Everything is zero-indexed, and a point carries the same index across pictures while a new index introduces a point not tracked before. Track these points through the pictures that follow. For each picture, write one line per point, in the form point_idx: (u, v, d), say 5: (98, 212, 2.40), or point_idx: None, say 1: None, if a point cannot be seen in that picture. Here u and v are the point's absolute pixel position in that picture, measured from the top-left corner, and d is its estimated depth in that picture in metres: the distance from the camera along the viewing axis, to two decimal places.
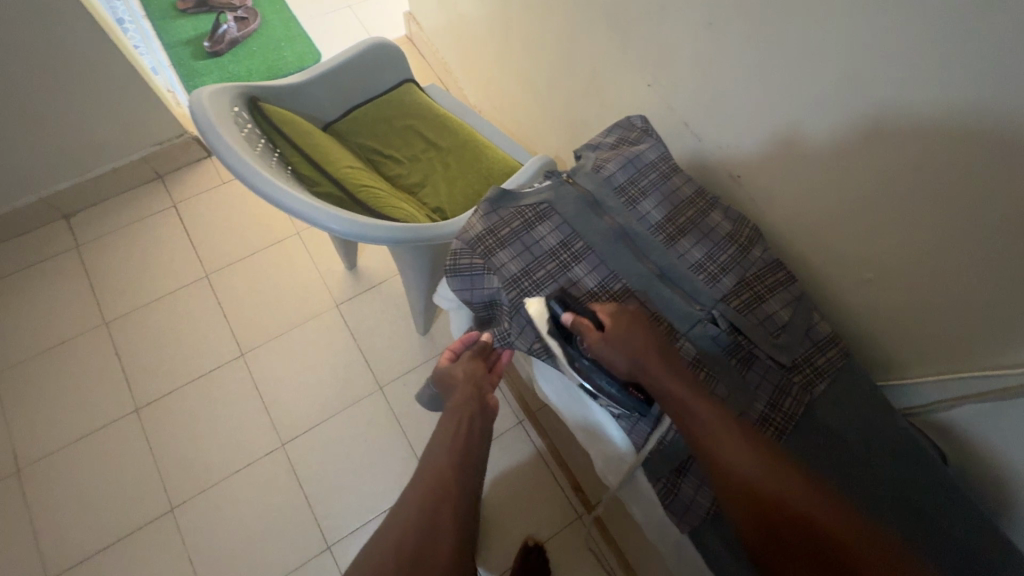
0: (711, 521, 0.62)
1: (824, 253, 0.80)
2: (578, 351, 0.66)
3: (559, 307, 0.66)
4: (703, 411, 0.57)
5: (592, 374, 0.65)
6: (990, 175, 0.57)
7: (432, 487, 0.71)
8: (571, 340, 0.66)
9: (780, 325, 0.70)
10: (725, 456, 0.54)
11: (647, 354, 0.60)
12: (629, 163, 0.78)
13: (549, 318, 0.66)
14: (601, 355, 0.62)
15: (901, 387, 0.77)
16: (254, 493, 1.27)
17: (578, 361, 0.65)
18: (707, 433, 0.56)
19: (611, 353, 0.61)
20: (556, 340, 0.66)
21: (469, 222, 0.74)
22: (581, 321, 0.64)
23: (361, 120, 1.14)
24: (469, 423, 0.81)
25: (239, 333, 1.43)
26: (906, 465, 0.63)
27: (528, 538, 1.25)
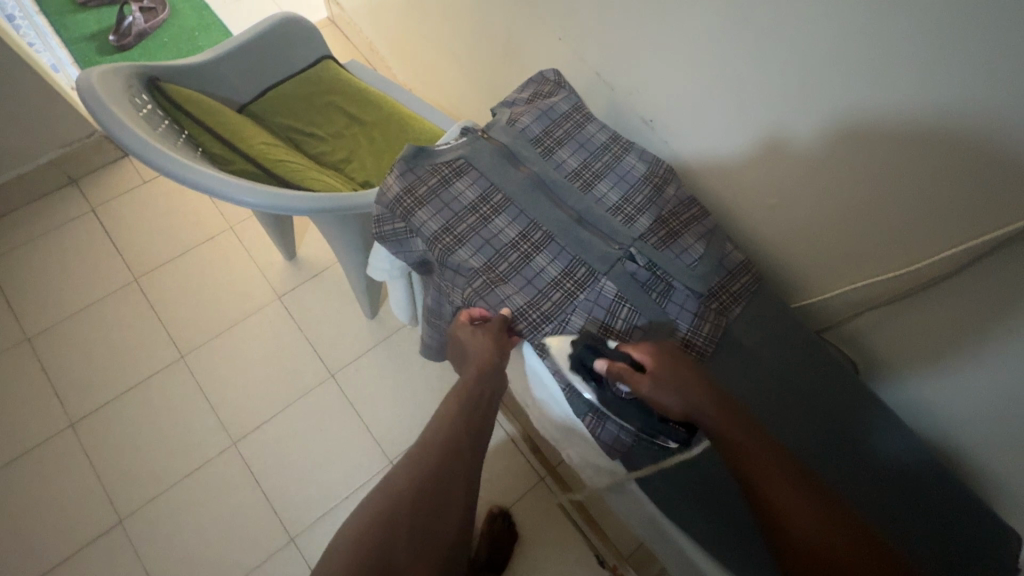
0: (639, 444, 0.64)
1: (733, 186, 0.84)
2: (612, 394, 0.62)
3: (589, 352, 0.62)
4: (765, 465, 0.52)
5: (625, 413, 0.62)
6: (870, 91, 0.61)
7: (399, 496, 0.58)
8: (603, 383, 0.62)
9: (696, 257, 0.72)
10: (788, 522, 0.50)
11: (697, 395, 0.57)
12: (543, 115, 0.79)
13: (573, 357, 0.63)
14: (647, 397, 0.59)
15: (813, 306, 0.81)
16: (210, 496, 1.23)
17: (613, 403, 0.62)
18: (768, 494, 0.51)
19: (659, 395, 0.58)
20: (584, 379, 0.62)
21: (387, 184, 0.73)
22: (618, 365, 0.60)
23: (278, 100, 1.11)
24: (477, 405, 0.67)
25: (177, 335, 1.37)
26: (819, 374, 0.69)
27: (494, 506, 1.27)
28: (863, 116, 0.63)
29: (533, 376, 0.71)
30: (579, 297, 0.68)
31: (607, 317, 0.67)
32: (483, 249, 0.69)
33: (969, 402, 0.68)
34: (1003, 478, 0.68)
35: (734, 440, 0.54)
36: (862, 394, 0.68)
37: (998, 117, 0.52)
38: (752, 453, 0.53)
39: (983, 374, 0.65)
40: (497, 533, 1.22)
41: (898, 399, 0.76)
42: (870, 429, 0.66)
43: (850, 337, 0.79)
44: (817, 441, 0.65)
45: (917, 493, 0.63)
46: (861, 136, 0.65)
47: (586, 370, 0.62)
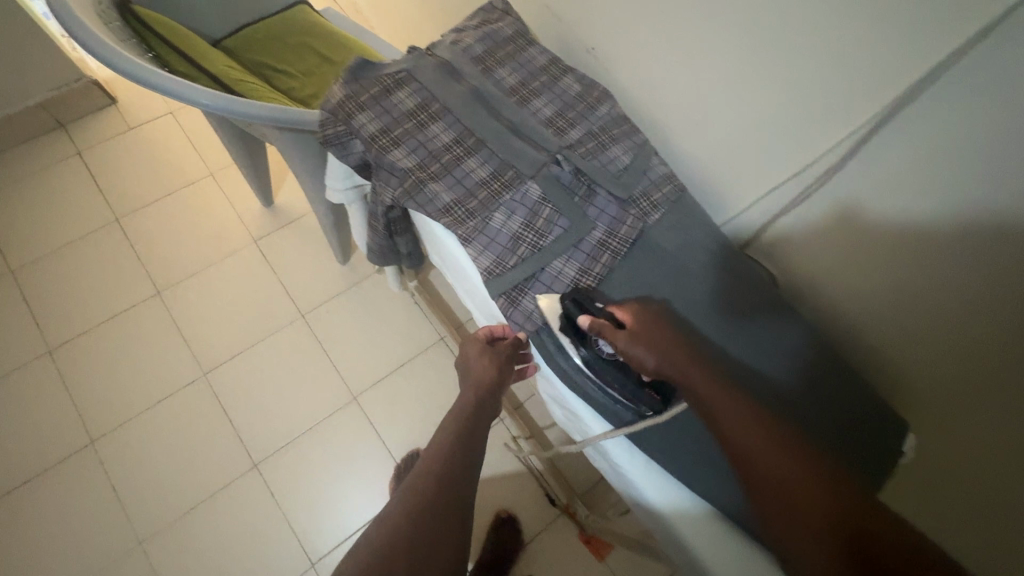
0: (600, 388, 0.67)
1: (664, 105, 0.85)
2: (594, 352, 0.66)
3: (576, 306, 0.65)
4: (732, 415, 0.55)
5: (607, 373, 0.66)
6: None
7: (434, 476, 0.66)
8: (587, 340, 0.66)
9: (622, 167, 0.76)
10: (759, 465, 0.52)
11: (671, 354, 0.61)
12: (487, 37, 0.83)
13: (562, 313, 0.67)
14: (622, 352, 0.62)
15: (734, 222, 0.85)
16: (179, 422, 1.28)
17: (594, 359, 0.66)
18: (741, 442, 0.54)
19: (635, 350, 0.62)
20: (569, 334, 0.66)
21: (332, 91, 0.77)
22: (601, 321, 0.63)
23: (251, 38, 1.15)
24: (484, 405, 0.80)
25: (154, 273, 1.42)
26: (736, 281, 0.72)
27: (502, 511, 1.28)
28: (775, 15, 0.65)
29: (463, 273, 0.76)
30: (504, 196, 0.72)
31: (531, 214, 0.71)
32: (417, 151, 0.73)
33: (862, 305, 0.74)
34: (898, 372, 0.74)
35: (702, 391, 0.58)
36: (773, 299, 0.72)
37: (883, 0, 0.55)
38: (723, 404, 0.56)
39: (867, 279, 0.71)
40: (506, 538, 1.24)
41: (810, 309, 0.81)
42: (779, 333, 0.70)
43: (765, 250, 0.83)
44: (718, 335, 0.69)
45: (818, 400, 0.68)
46: (775, 39, 0.67)
47: (570, 324, 0.66)
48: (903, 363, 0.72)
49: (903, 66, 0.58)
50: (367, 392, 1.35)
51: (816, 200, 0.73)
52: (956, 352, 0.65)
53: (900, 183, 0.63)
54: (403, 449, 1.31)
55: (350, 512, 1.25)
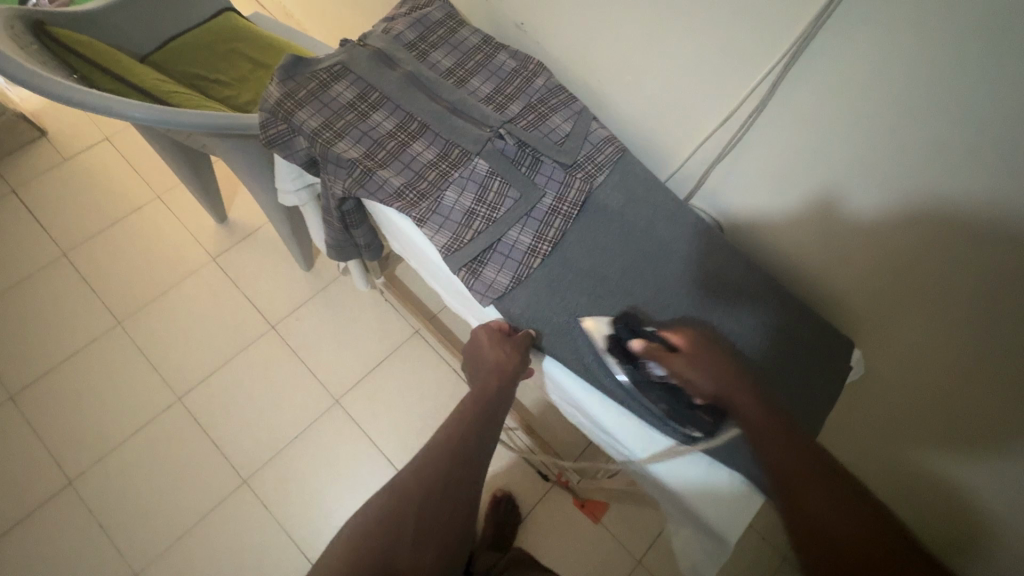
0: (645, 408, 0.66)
1: (597, 71, 0.88)
2: (645, 374, 0.64)
3: (627, 329, 0.65)
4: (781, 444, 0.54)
5: (656, 395, 0.64)
6: None
7: (430, 480, 0.67)
8: (637, 364, 0.65)
9: (563, 135, 0.78)
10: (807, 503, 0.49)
11: (728, 379, 0.59)
12: (417, 23, 0.84)
13: (609, 336, 0.66)
14: (677, 376, 0.62)
15: (677, 176, 0.88)
16: (158, 449, 1.26)
17: (643, 382, 0.64)
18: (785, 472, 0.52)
19: (690, 374, 0.61)
20: (617, 357, 0.65)
21: (268, 92, 0.77)
22: (655, 346, 0.63)
23: (180, 51, 1.13)
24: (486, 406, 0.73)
25: (112, 303, 1.39)
26: (682, 227, 0.75)
27: (497, 490, 1.30)
28: None
29: (420, 253, 0.76)
30: (453, 175, 0.73)
31: (481, 189, 0.73)
32: (362, 141, 0.74)
33: (799, 240, 0.78)
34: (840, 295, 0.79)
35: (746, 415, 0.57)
36: (716, 237, 0.75)
37: None
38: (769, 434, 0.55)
39: (802, 215, 0.76)
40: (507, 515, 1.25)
41: (756, 250, 0.86)
42: (728, 271, 0.73)
43: (707, 199, 0.87)
44: (674, 284, 0.72)
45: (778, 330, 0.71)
46: None
47: (619, 345, 0.65)
48: (841, 288, 0.77)
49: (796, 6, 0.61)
50: (348, 394, 1.36)
51: (743, 146, 0.77)
52: (877, 274, 0.71)
53: (817, 116, 0.67)
54: (391, 444, 1.32)
55: (347, 512, 1.26)
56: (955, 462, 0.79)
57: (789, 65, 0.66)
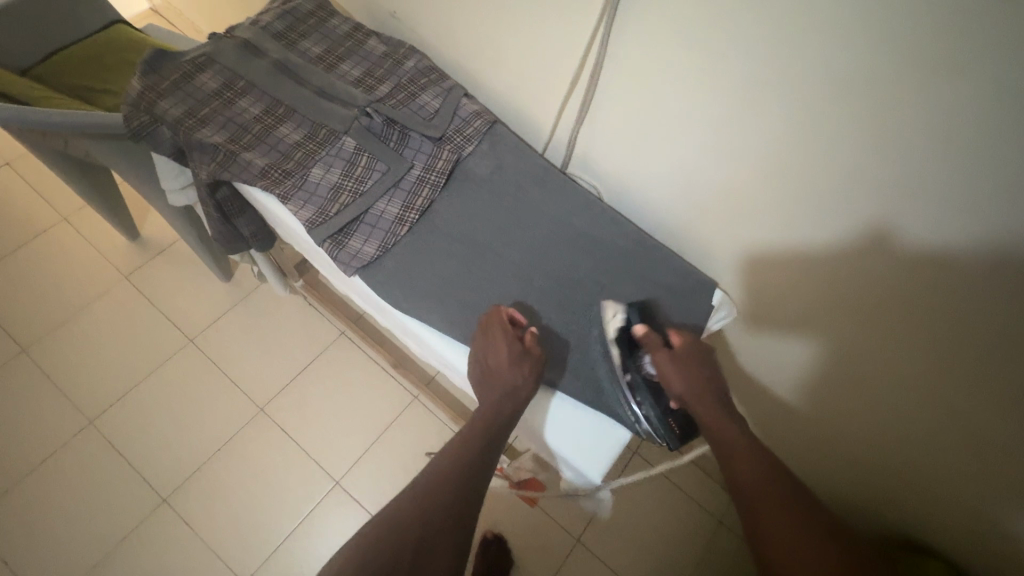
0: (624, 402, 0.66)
1: (467, 52, 0.92)
2: (636, 365, 0.65)
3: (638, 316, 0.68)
4: (754, 467, 0.54)
5: (640, 389, 0.64)
6: None
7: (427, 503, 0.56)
8: (633, 354, 0.66)
9: (433, 111, 0.81)
10: (766, 514, 0.50)
11: (704, 392, 0.60)
12: (287, 14, 0.86)
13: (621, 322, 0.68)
14: (659, 370, 0.63)
15: (553, 146, 0.92)
16: (69, 477, 1.21)
17: (630, 374, 0.65)
18: (748, 483, 0.53)
19: (671, 373, 0.62)
20: (620, 345, 0.66)
21: (131, 86, 0.77)
22: (653, 336, 0.65)
23: (65, 63, 1.12)
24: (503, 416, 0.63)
25: (15, 330, 1.33)
26: (548, 188, 0.78)
27: (489, 531, 1.25)
28: None
29: (291, 235, 0.77)
30: (319, 153, 0.75)
31: (348, 165, 0.74)
32: (226, 127, 0.75)
33: (666, 196, 0.82)
34: (704, 244, 0.83)
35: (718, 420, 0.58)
36: (581, 195, 0.79)
37: None
38: (741, 447, 0.56)
39: (659, 170, 0.80)
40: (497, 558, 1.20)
41: (632, 210, 0.89)
42: (591, 226, 0.77)
43: (580, 164, 0.90)
44: (543, 241, 0.75)
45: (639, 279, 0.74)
46: None
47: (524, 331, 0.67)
48: (705, 236, 0.82)
49: None
50: (274, 401, 1.33)
51: (594, 108, 0.80)
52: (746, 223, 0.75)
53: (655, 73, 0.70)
54: (319, 448, 1.29)
55: (274, 522, 1.22)
56: (990, 502, 0.76)
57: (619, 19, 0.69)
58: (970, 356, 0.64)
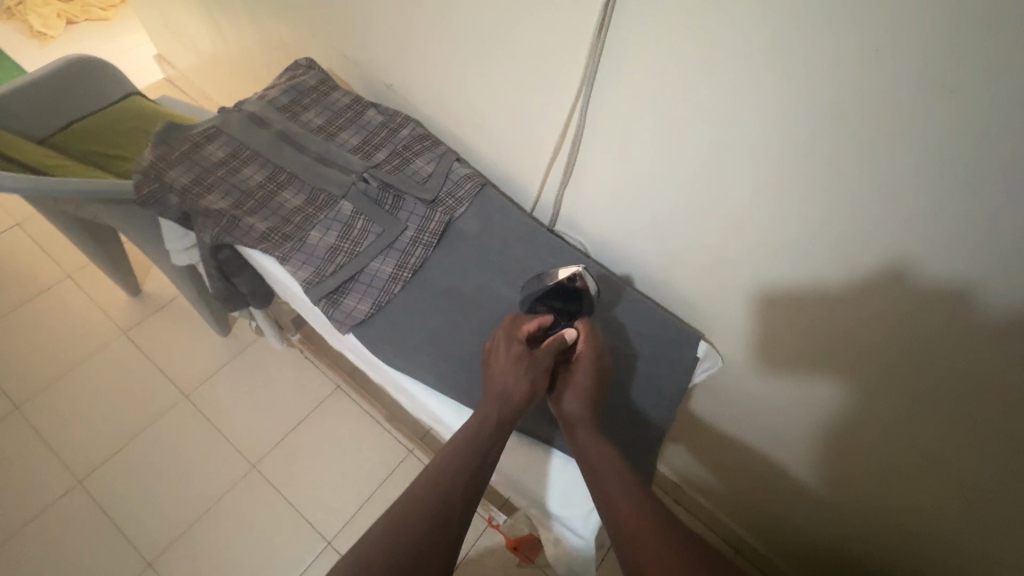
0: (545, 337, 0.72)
1: (460, 121, 0.98)
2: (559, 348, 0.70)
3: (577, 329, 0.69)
4: (604, 461, 0.58)
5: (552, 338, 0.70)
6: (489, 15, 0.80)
7: (425, 502, 0.53)
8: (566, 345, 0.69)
9: (426, 175, 0.86)
10: (610, 503, 0.54)
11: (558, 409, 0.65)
12: (292, 89, 0.93)
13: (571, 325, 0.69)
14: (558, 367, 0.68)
15: (542, 206, 0.97)
16: (53, 540, 1.18)
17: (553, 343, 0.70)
18: (594, 468, 0.58)
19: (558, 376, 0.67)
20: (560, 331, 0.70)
21: (142, 155, 0.82)
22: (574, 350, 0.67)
23: (82, 132, 1.19)
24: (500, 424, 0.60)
25: (11, 387, 1.34)
26: (536, 246, 0.82)
27: None
28: (494, 34, 0.81)
29: (290, 294, 0.79)
30: (317, 216, 0.79)
31: (344, 227, 0.78)
32: (230, 193, 0.79)
33: (650, 251, 0.86)
34: (689, 297, 0.86)
35: (592, 441, 0.60)
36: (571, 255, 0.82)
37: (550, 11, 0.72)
38: (619, 478, 0.56)
39: (640, 232, 0.84)
40: None
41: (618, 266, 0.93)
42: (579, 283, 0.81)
43: (567, 223, 0.95)
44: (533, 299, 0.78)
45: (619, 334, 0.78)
46: (501, 46, 0.82)
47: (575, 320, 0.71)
48: (690, 290, 0.85)
49: (578, 55, 0.73)
50: (266, 457, 1.31)
51: (581, 174, 0.86)
52: (727, 280, 0.78)
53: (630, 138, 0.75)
54: (310, 505, 1.27)
55: None
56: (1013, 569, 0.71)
57: (593, 88, 0.74)
58: (962, 428, 0.65)
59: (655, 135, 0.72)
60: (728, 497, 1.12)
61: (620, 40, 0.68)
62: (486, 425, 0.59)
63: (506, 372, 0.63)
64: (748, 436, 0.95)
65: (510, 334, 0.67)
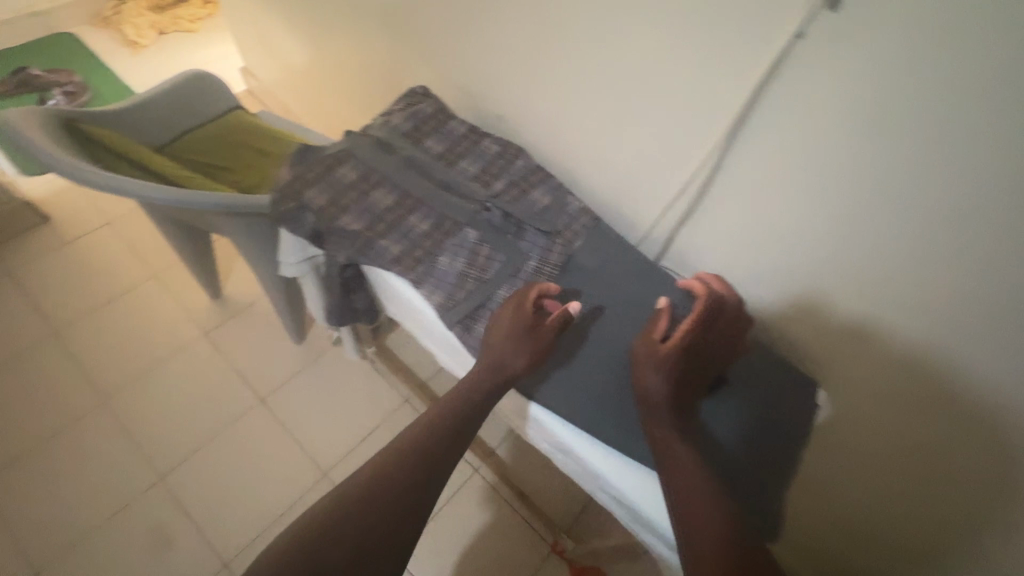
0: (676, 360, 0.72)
1: (569, 153, 1.01)
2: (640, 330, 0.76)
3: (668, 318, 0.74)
4: (685, 478, 0.65)
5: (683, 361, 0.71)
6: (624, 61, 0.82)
7: (405, 452, 0.68)
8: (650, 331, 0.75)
9: (544, 207, 0.89)
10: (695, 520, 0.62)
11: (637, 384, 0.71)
12: (412, 115, 0.97)
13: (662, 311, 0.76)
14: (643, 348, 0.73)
15: (646, 242, 0.98)
16: (134, 534, 1.22)
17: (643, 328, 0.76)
18: (682, 488, 0.64)
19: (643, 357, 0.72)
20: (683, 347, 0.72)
21: (280, 175, 0.87)
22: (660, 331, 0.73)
23: (193, 142, 1.25)
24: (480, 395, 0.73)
25: (99, 381, 1.39)
26: (653, 283, 0.84)
27: None
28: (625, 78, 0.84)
29: (418, 315, 0.83)
30: (446, 243, 0.82)
31: (471, 255, 0.81)
32: (363, 216, 0.83)
33: (764, 294, 0.86)
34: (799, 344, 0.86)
35: (668, 437, 0.68)
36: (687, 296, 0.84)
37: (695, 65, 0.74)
38: (691, 488, 0.64)
39: (752, 277, 0.86)
40: None
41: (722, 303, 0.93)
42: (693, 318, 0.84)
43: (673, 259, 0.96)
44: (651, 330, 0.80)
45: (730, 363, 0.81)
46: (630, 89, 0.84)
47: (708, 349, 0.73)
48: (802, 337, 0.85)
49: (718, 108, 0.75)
50: (337, 467, 1.34)
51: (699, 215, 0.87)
52: (831, 332, 0.81)
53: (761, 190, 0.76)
54: None
55: None
56: None
57: (731, 139, 0.76)
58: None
59: (788, 188, 0.74)
60: (797, 540, 1.09)
61: (768, 95, 0.70)
62: (475, 389, 0.72)
63: (499, 349, 0.72)
64: (827, 478, 0.94)
65: (512, 313, 0.74)
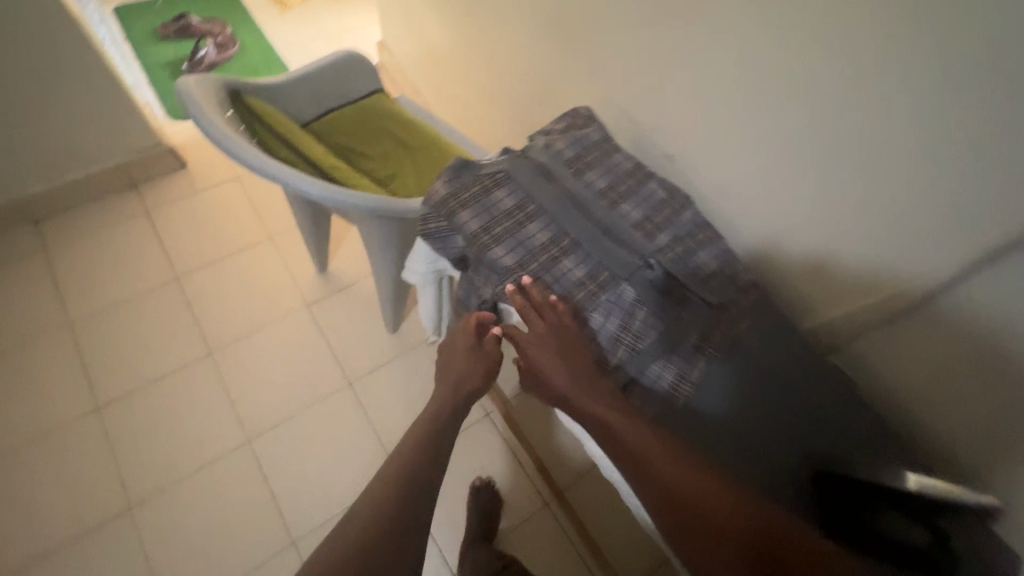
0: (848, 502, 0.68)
1: (743, 211, 0.89)
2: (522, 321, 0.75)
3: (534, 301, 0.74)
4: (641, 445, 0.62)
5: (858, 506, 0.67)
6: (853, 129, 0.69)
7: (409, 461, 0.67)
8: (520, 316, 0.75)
9: (709, 273, 0.80)
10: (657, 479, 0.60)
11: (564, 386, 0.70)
12: (576, 141, 0.89)
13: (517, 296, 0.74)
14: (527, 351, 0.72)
15: (814, 328, 0.85)
16: (217, 489, 1.26)
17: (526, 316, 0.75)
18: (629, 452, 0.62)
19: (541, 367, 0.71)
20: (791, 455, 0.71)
21: (435, 187, 0.82)
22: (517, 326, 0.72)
23: (336, 122, 1.24)
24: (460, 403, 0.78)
25: (208, 333, 1.45)
26: (821, 390, 0.74)
27: None
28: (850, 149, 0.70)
29: None
30: (600, 297, 0.74)
31: (626, 316, 0.73)
32: (517, 250, 0.77)
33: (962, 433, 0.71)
34: None
35: (606, 417, 0.64)
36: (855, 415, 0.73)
37: (962, 156, 0.60)
38: (638, 453, 0.62)
39: (947, 411, 0.72)
40: None
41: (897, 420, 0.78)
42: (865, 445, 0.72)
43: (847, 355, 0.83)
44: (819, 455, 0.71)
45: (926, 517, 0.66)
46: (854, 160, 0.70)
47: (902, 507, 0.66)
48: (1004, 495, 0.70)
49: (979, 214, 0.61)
50: None
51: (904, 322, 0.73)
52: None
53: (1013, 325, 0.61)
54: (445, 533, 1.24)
55: None
56: None
57: (988, 254, 0.61)
58: None
59: None
60: None
61: None
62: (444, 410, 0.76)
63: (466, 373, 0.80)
64: None
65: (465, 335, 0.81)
